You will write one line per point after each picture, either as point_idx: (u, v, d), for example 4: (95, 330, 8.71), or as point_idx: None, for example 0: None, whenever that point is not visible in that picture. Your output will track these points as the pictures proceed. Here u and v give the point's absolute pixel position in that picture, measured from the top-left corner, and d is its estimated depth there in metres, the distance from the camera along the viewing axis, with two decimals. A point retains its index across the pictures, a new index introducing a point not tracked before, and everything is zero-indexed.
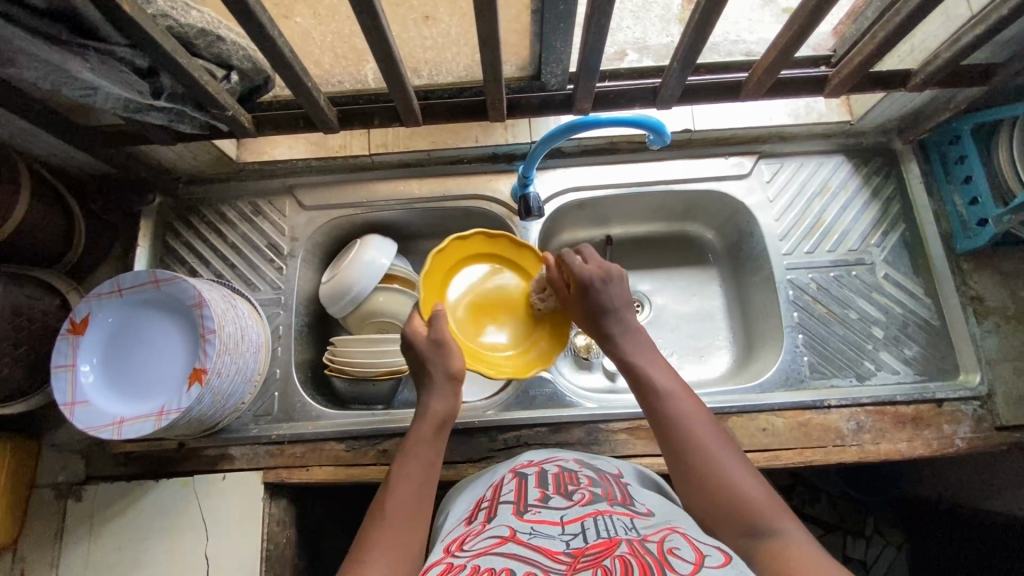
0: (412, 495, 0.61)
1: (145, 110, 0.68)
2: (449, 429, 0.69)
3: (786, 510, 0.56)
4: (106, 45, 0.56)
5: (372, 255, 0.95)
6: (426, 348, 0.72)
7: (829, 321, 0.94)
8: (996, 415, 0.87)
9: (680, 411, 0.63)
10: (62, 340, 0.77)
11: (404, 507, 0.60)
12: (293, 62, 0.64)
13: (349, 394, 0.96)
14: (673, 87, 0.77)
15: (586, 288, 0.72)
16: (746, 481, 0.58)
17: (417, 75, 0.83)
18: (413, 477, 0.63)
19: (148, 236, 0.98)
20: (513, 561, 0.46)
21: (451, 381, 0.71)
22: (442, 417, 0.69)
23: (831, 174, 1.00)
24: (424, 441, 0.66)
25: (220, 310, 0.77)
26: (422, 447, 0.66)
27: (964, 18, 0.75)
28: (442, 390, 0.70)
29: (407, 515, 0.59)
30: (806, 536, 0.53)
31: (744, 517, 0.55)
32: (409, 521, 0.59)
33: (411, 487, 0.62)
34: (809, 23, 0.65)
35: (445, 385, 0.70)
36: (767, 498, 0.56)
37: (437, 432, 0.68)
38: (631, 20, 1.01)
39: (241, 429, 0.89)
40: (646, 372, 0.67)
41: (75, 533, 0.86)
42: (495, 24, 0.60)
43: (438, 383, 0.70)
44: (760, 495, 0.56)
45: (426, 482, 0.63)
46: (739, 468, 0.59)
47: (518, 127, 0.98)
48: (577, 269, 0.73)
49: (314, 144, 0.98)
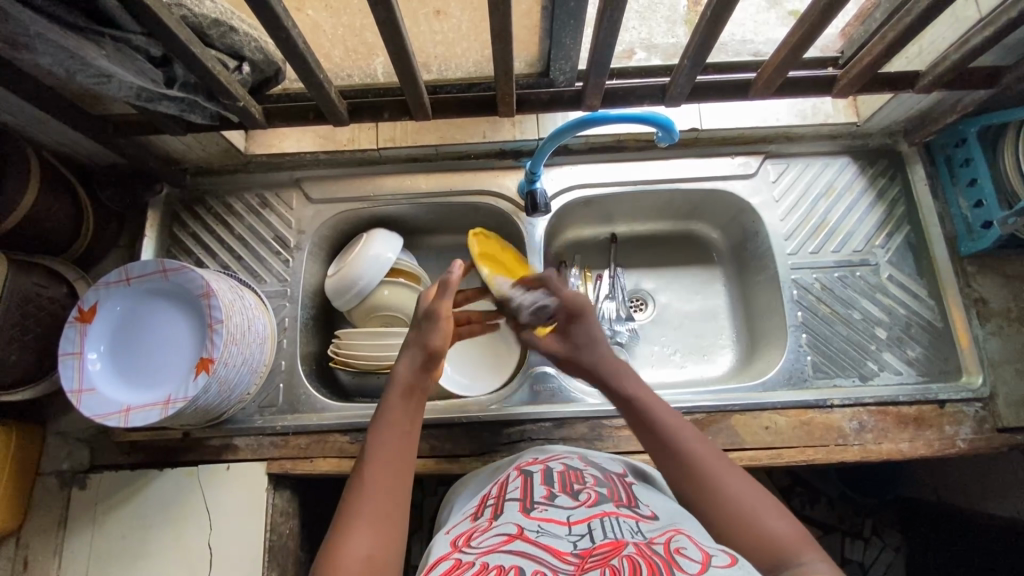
0: (395, 468, 0.60)
1: (158, 100, 0.68)
2: (421, 396, 0.67)
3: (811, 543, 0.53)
4: (122, 33, 0.57)
5: (378, 249, 0.95)
6: (423, 321, 0.72)
7: (832, 321, 0.94)
8: (997, 416, 0.87)
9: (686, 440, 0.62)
10: (69, 327, 0.78)
11: (385, 480, 0.59)
12: (306, 54, 0.64)
13: (353, 388, 0.99)
14: (682, 85, 0.77)
15: (576, 314, 0.76)
16: (762, 506, 0.56)
17: (427, 69, 0.84)
18: (392, 446, 0.62)
19: (155, 227, 0.98)
20: (522, 558, 0.46)
21: (429, 356, 0.70)
22: (412, 383, 0.67)
23: (837, 175, 1.00)
24: (395, 408, 0.65)
25: (227, 301, 0.77)
26: (394, 413, 0.64)
27: (973, 20, 0.75)
28: (419, 362, 0.69)
29: (387, 487, 0.58)
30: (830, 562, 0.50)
31: (767, 544, 0.53)
32: (390, 494, 0.58)
33: (395, 457, 0.61)
34: (820, 22, 0.65)
35: (416, 351, 0.70)
36: (791, 528, 0.54)
37: (406, 398, 0.66)
38: (637, 20, 1.01)
39: (245, 420, 0.90)
40: (647, 412, 0.65)
41: (79, 521, 0.87)
42: (508, 18, 0.60)
43: (412, 351, 0.70)
44: (784, 525, 0.54)
45: (408, 454, 0.62)
46: (759, 499, 0.56)
47: (526, 123, 0.98)
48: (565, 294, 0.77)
49: (323, 137, 0.98)
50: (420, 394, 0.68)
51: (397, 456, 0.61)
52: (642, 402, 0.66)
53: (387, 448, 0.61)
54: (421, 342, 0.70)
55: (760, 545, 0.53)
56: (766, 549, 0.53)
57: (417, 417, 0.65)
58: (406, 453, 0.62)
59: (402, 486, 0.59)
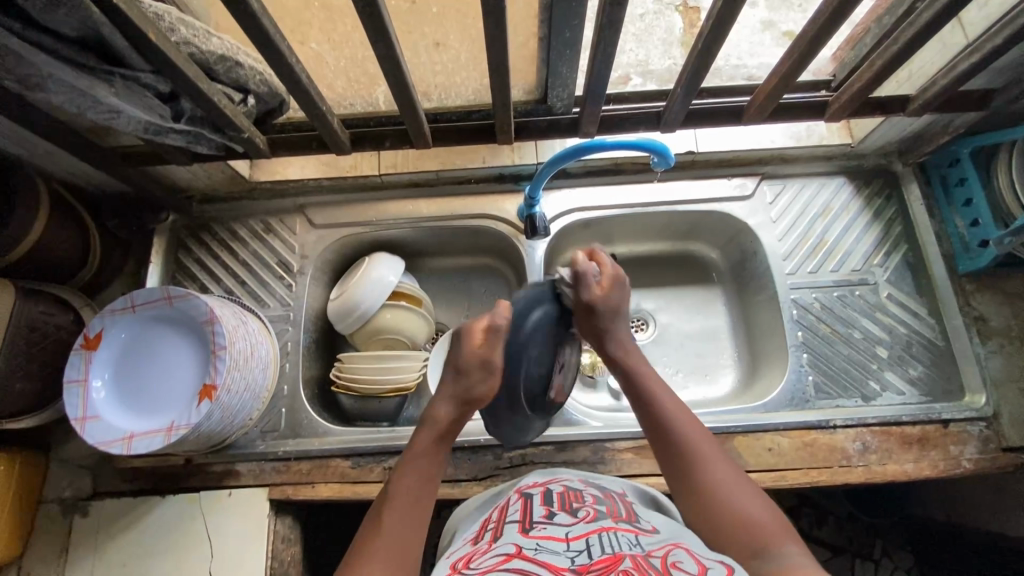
0: (411, 514, 0.60)
1: (166, 132, 0.70)
2: (451, 438, 0.68)
3: (797, 539, 0.54)
4: (132, 71, 0.59)
5: (380, 272, 0.96)
6: (472, 367, 0.68)
7: (833, 340, 0.95)
8: (1002, 436, 0.87)
9: (687, 435, 0.64)
10: (75, 355, 0.79)
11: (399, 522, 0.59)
12: (308, 87, 0.66)
13: (355, 411, 0.96)
14: (677, 112, 0.79)
15: (617, 283, 0.74)
16: (749, 502, 0.58)
17: (428, 98, 0.86)
18: (413, 490, 0.62)
19: (162, 253, 1.00)
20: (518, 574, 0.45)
21: (469, 404, 0.69)
22: (447, 426, 0.67)
23: (833, 195, 1.01)
24: (425, 450, 0.65)
25: (230, 326, 0.78)
26: (424, 456, 0.65)
27: (960, 46, 0.76)
28: (459, 407, 0.68)
29: (404, 532, 0.58)
30: (809, 554, 0.52)
31: (748, 530, 0.55)
32: (403, 539, 0.58)
33: (412, 493, 0.62)
34: (809, 51, 0.67)
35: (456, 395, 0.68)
36: (776, 524, 0.56)
37: (441, 441, 0.67)
38: (635, 43, 1.04)
39: (247, 445, 0.90)
40: (651, 394, 0.68)
41: (80, 550, 0.86)
42: (504, 52, 0.62)
43: (450, 393, 0.69)
44: (769, 520, 0.56)
45: (422, 504, 0.61)
46: (747, 497, 0.58)
47: (524, 149, 1.00)
48: (610, 265, 0.75)
49: (326, 164, 1.00)
50: (449, 438, 0.67)
51: (420, 490, 0.62)
52: (653, 394, 0.68)
53: (408, 481, 0.63)
54: (464, 394, 0.68)
55: (748, 537, 0.55)
56: (754, 537, 0.54)
57: (441, 463, 0.66)
58: (423, 502, 0.62)
59: (415, 536, 0.59)
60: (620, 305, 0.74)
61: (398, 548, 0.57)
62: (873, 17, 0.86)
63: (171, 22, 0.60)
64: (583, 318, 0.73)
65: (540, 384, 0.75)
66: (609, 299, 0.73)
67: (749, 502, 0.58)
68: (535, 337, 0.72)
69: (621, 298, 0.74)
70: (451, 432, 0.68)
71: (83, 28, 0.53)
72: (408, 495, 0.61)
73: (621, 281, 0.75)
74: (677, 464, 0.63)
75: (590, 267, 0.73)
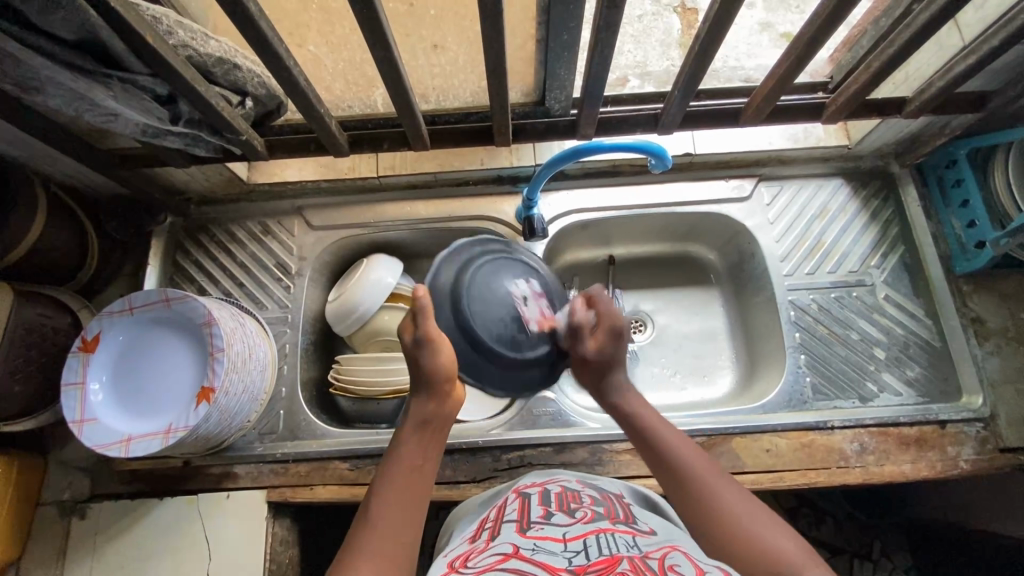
0: (401, 510, 0.59)
1: (163, 135, 0.70)
2: (436, 426, 0.68)
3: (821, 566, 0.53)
4: (129, 75, 0.59)
5: (378, 274, 0.96)
6: (416, 351, 0.68)
7: (830, 341, 0.95)
8: (1000, 437, 0.87)
9: (695, 467, 0.63)
10: (73, 357, 0.78)
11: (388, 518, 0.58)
12: (307, 90, 0.66)
13: (354, 413, 0.98)
14: (674, 113, 0.79)
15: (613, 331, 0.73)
16: (766, 530, 0.56)
17: (426, 100, 0.86)
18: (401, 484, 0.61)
19: (160, 255, 1.00)
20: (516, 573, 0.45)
21: (435, 385, 0.68)
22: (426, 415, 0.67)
23: (830, 197, 1.02)
24: (410, 443, 0.65)
25: (228, 328, 0.78)
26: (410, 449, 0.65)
27: (956, 48, 0.77)
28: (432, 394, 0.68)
29: (394, 528, 0.57)
30: None
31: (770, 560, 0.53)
32: (394, 534, 0.57)
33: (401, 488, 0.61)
34: (805, 54, 0.67)
35: (427, 382, 0.68)
36: (797, 553, 0.54)
37: (424, 431, 0.67)
38: (632, 45, 1.04)
39: (246, 447, 0.90)
40: (655, 432, 0.68)
41: (78, 552, 0.86)
42: (501, 55, 0.62)
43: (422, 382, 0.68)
44: (790, 548, 0.54)
45: (412, 498, 0.60)
46: (763, 524, 0.57)
47: (522, 150, 1.00)
48: (606, 311, 0.74)
49: (324, 166, 1.00)
50: (433, 428, 0.67)
51: (408, 484, 0.62)
52: (657, 433, 0.68)
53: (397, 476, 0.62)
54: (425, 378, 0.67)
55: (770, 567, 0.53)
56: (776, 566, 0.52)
57: (429, 454, 0.65)
58: (412, 496, 0.61)
59: (406, 531, 0.58)
60: (618, 353, 0.73)
61: (387, 543, 0.56)
62: (870, 18, 0.86)
63: (168, 25, 0.61)
64: (588, 375, 0.74)
65: (509, 324, 0.70)
66: (603, 350, 0.73)
67: (772, 529, 0.56)
68: (474, 285, 0.71)
69: (617, 347, 0.73)
70: (434, 421, 0.68)
71: (81, 32, 0.53)
72: (397, 490, 0.61)
73: (620, 330, 0.73)
74: (691, 502, 0.61)
75: (582, 317, 0.73)
